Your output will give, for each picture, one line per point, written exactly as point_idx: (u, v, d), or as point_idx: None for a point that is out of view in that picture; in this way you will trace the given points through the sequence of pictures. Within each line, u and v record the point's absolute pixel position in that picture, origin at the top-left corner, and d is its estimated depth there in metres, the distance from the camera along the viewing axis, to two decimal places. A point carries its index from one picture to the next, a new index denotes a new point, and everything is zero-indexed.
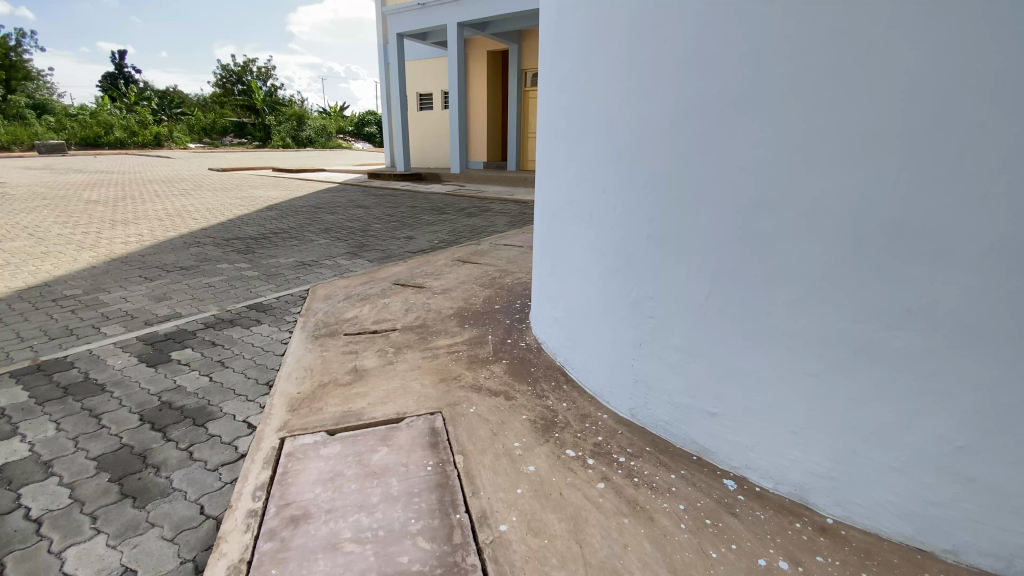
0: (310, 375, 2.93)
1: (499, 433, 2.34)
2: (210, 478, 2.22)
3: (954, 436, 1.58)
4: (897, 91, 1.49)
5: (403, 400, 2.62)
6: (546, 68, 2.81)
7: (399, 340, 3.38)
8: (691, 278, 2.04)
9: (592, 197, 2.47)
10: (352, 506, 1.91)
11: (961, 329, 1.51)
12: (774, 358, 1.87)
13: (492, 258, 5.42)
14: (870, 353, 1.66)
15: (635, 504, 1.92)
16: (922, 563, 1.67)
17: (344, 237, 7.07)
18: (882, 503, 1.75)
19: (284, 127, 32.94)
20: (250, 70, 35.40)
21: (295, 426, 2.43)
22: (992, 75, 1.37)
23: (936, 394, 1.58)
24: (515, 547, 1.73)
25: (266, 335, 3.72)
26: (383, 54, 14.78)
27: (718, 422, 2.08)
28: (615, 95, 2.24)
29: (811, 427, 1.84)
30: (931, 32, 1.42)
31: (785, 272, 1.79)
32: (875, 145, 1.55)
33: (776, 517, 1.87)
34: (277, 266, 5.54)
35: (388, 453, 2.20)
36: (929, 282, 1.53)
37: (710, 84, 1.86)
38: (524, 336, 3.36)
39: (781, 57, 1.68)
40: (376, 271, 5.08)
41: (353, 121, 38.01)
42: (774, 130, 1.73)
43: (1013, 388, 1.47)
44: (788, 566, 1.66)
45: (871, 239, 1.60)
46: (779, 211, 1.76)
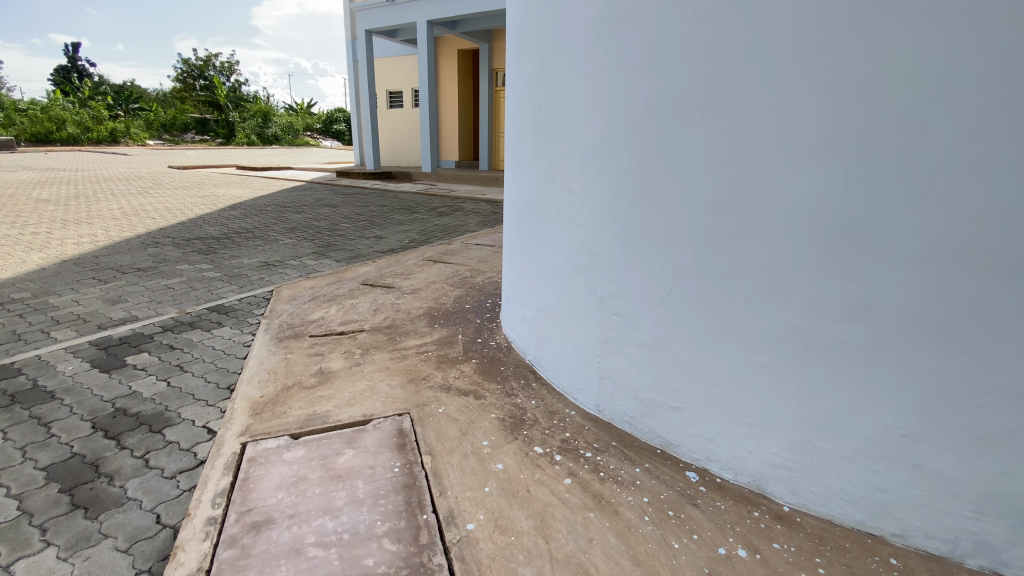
0: (274, 378, 2.86)
1: (468, 433, 2.33)
2: (168, 485, 2.14)
3: (899, 425, 1.66)
4: (845, 95, 1.56)
5: (370, 402, 2.59)
6: (513, 68, 2.82)
7: (367, 341, 3.33)
8: (653, 276, 2.09)
9: (559, 197, 2.49)
10: (317, 510, 1.88)
11: (906, 323, 1.59)
12: (731, 354, 1.93)
13: (463, 257, 5.40)
14: (819, 347, 1.74)
15: (600, 498, 1.95)
16: (872, 547, 1.75)
17: (311, 236, 6.91)
18: (834, 490, 1.82)
19: (249, 124, 31.99)
20: (212, 66, 34.33)
21: (257, 430, 2.38)
22: (929, 81, 1.44)
23: (881, 385, 1.66)
24: (481, 545, 1.73)
25: (228, 337, 3.61)
26: (352, 51, 14.59)
27: (681, 416, 2.13)
28: (580, 95, 2.26)
29: (768, 419, 1.90)
30: (874, 38, 1.49)
31: (740, 271, 1.85)
32: (824, 148, 1.62)
33: (736, 507, 1.93)
34: (240, 267, 5.39)
35: (354, 455, 2.18)
36: (872, 279, 1.61)
37: (671, 86, 1.90)
38: (494, 335, 3.37)
39: (737, 60, 1.73)
40: (344, 272, 5.00)
41: (321, 119, 37.23)
42: (732, 131, 1.78)
43: (952, 377, 1.56)
44: (746, 554, 1.71)
45: (819, 238, 1.68)
46: (737, 210, 1.82)
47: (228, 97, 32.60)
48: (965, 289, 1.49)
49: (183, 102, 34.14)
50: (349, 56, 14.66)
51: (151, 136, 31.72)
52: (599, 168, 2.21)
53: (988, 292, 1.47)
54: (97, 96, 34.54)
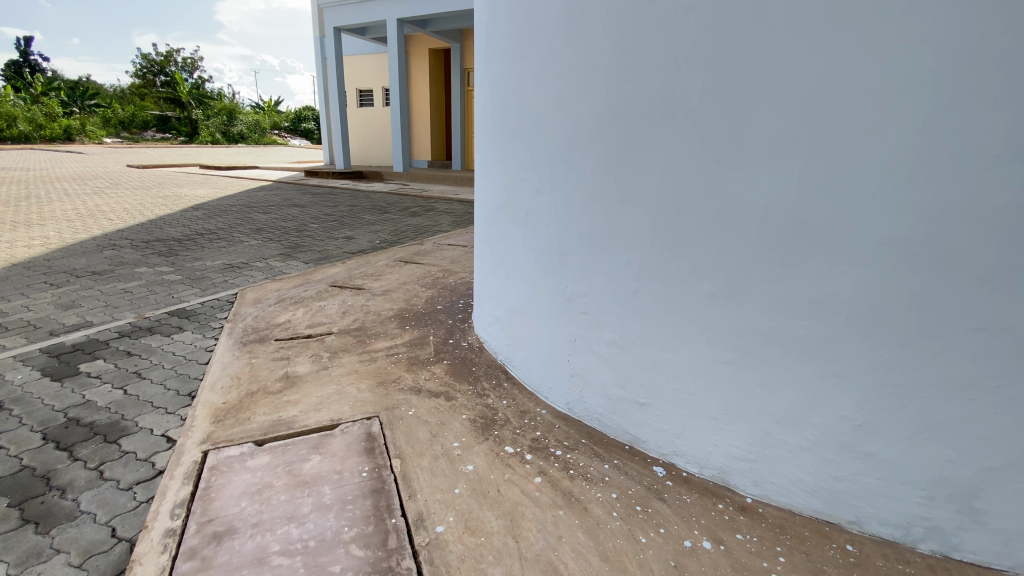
0: (237, 384, 2.78)
1: (438, 434, 2.32)
2: (124, 497, 2.06)
3: (853, 415, 1.72)
4: (798, 98, 1.62)
5: (338, 406, 2.54)
6: (481, 68, 2.81)
7: (336, 343, 3.28)
8: (620, 274, 2.12)
9: (527, 197, 2.50)
10: (282, 517, 1.83)
11: (858, 317, 1.65)
12: (696, 350, 1.97)
13: (434, 258, 5.35)
14: (778, 342, 1.79)
15: (570, 495, 1.97)
16: (830, 534, 1.81)
17: (278, 237, 6.76)
18: (794, 480, 1.88)
19: (213, 122, 30.96)
20: (174, 61, 33.30)
21: (220, 438, 2.31)
22: (878, 84, 1.50)
23: (837, 377, 1.72)
24: (451, 547, 1.72)
25: (189, 342, 3.49)
26: (320, 48, 14.34)
27: (648, 413, 2.17)
28: (546, 96, 2.27)
29: (730, 413, 1.95)
30: (825, 44, 1.55)
31: (702, 269, 1.89)
32: (780, 150, 1.67)
33: (701, 500, 1.97)
34: (204, 269, 5.23)
35: (320, 461, 2.14)
36: (827, 276, 1.67)
37: (634, 88, 1.93)
38: (466, 336, 3.35)
39: (698, 64, 1.77)
40: (312, 273, 4.90)
41: (290, 117, 36.41)
42: (694, 133, 1.81)
43: (901, 369, 1.62)
44: (710, 545, 1.75)
45: (777, 237, 1.73)
46: (699, 210, 1.86)
47: (191, 94, 31.52)
48: (913, 284, 1.56)
49: (143, 98, 32.89)
50: (317, 53, 14.40)
51: (109, 133, 30.46)
52: (567, 168, 2.23)
53: (933, 287, 1.54)
54: (49, 92, 32.99)
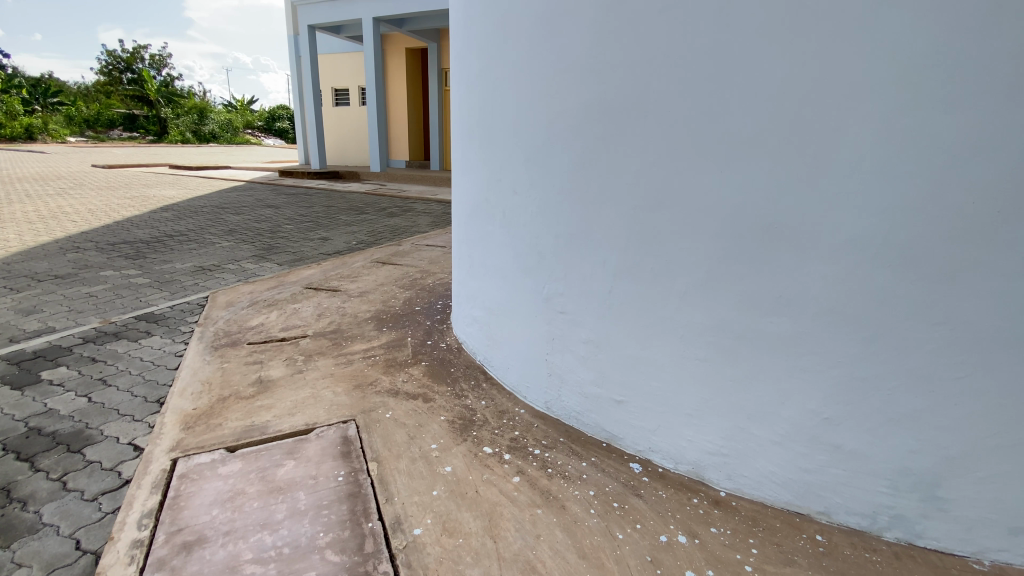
0: (208, 390, 2.71)
1: (416, 437, 2.30)
2: (89, 508, 1.99)
3: (821, 409, 1.77)
4: (765, 99, 1.66)
5: (313, 410, 2.50)
6: (457, 68, 2.81)
7: (311, 346, 3.23)
8: (596, 273, 2.14)
9: (504, 197, 2.50)
10: (255, 525, 1.80)
11: (824, 314, 1.70)
12: (671, 347, 2.00)
13: (412, 259, 5.30)
14: (750, 338, 1.83)
15: (548, 494, 1.97)
16: (800, 525, 1.85)
17: (251, 239, 6.62)
18: (766, 473, 1.92)
19: (182, 120, 30.10)
20: (141, 58, 32.37)
21: (190, 445, 2.25)
22: (839, 87, 1.55)
23: (805, 372, 1.77)
24: (428, 549, 1.71)
25: (157, 348, 3.39)
26: (294, 46, 14.12)
27: (624, 410, 2.19)
28: (521, 97, 2.28)
29: (704, 409, 1.98)
30: (790, 47, 1.59)
31: (675, 267, 1.92)
32: (749, 149, 1.71)
33: (676, 495, 2.00)
34: (173, 272, 5.09)
35: (295, 466, 2.10)
36: (795, 273, 1.71)
37: (608, 89, 1.95)
38: (444, 337, 3.33)
39: (669, 65, 1.79)
40: (287, 275, 4.82)
41: (263, 116, 35.67)
42: (666, 134, 1.84)
43: (866, 362, 1.67)
44: (686, 540, 1.78)
45: (747, 236, 1.76)
46: (671, 209, 1.88)
47: (160, 92, 30.64)
48: (875, 281, 1.61)
49: (109, 96, 31.82)
50: (291, 52, 14.16)
51: (72, 132, 29.41)
52: (542, 169, 2.24)
53: (893, 283, 1.59)
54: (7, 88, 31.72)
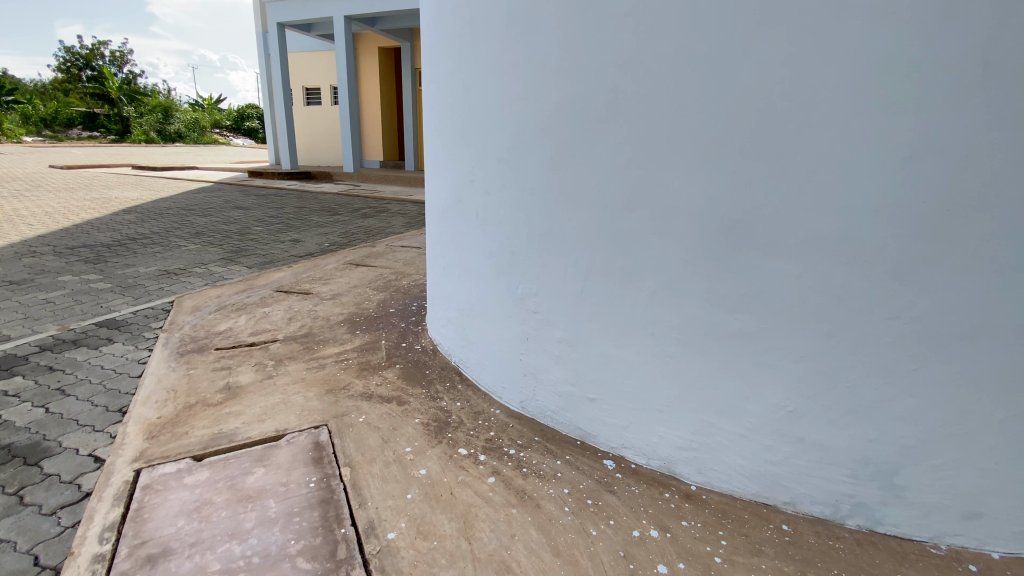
0: (173, 398, 2.64)
1: (390, 440, 2.28)
2: (47, 523, 1.91)
3: (785, 402, 1.83)
4: (728, 103, 1.69)
5: (284, 416, 2.46)
6: (428, 67, 2.79)
7: (281, 351, 3.16)
8: (568, 273, 2.16)
9: (477, 198, 2.50)
10: (223, 535, 1.75)
11: (786, 310, 1.75)
12: (642, 345, 2.03)
13: (386, 260, 5.25)
14: (716, 335, 1.87)
15: (523, 493, 1.98)
16: (767, 516, 1.90)
17: (219, 241, 6.44)
18: (734, 466, 1.97)
19: (146, 120, 29.13)
20: (100, 54, 31.24)
21: (154, 455, 2.19)
22: (798, 91, 1.60)
23: (768, 367, 1.82)
24: (402, 553, 1.70)
25: (119, 355, 3.28)
26: (263, 44, 13.82)
27: (597, 407, 2.22)
28: (493, 98, 2.28)
29: (674, 405, 2.02)
30: (750, 51, 1.64)
31: (645, 267, 1.95)
32: (713, 150, 1.75)
33: (648, 490, 2.03)
34: (137, 276, 4.93)
35: (264, 473, 2.06)
36: (758, 271, 1.76)
37: (577, 90, 1.97)
38: (419, 339, 3.31)
39: (635, 68, 1.82)
40: (256, 278, 4.71)
41: (231, 115, 34.81)
42: (633, 136, 1.87)
43: (827, 357, 1.73)
44: (657, 534, 1.81)
45: (712, 236, 1.80)
46: (639, 210, 1.92)
47: (121, 90, 29.64)
48: (834, 278, 1.67)
49: (67, 94, 30.56)
50: (260, 49, 13.84)
51: (27, 131, 28.19)
52: (513, 170, 2.25)
53: (851, 279, 1.65)
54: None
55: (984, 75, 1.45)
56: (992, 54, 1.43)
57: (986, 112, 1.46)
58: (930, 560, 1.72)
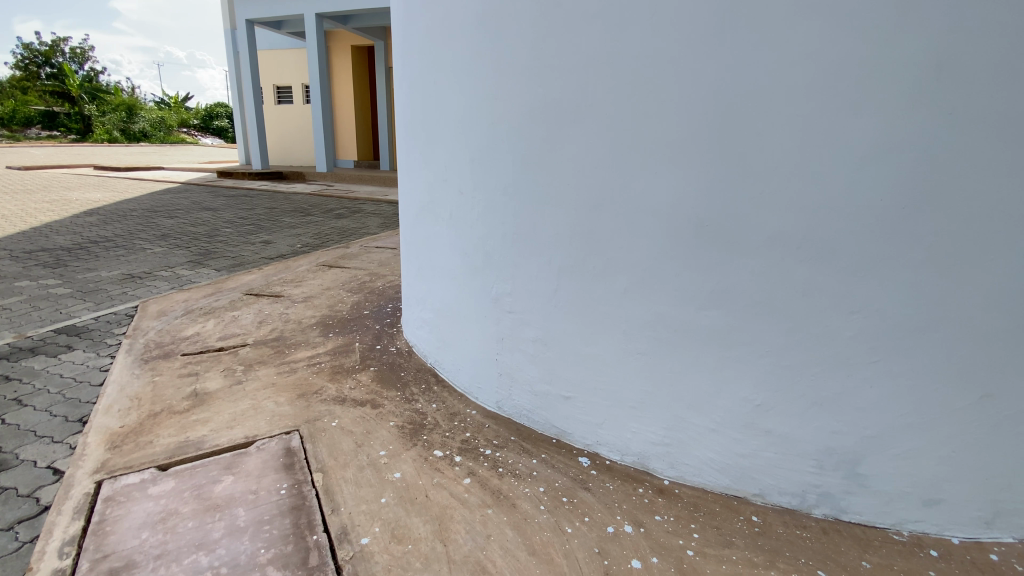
0: (137, 406, 2.55)
1: (363, 444, 2.25)
2: (2, 540, 1.82)
3: (753, 396, 1.87)
4: (695, 103, 1.72)
5: (253, 422, 2.40)
6: (400, 66, 2.75)
7: (251, 355, 3.09)
8: (542, 273, 2.16)
9: (450, 198, 2.48)
10: (189, 546, 1.71)
11: (752, 307, 1.79)
12: (614, 343, 2.05)
13: (360, 262, 5.17)
14: (686, 332, 1.90)
15: (498, 493, 1.98)
16: (738, 508, 1.94)
17: (186, 244, 6.27)
18: (705, 460, 2.01)
19: (109, 118, 28.14)
20: (59, 50, 30.11)
21: (116, 465, 2.11)
22: (761, 92, 1.64)
23: (737, 361, 1.86)
24: (376, 558, 1.68)
25: (80, 363, 3.16)
26: (232, 40, 13.50)
27: (572, 405, 2.23)
28: (464, 97, 2.27)
29: (647, 401, 2.05)
30: (715, 53, 1.67)
31: (616, 266, 1.97)
32: (682, 151, 1.77)
33: (623, 485, 2.06)
34: (98, 281, 4.76)
35: (233, 481, 2.01)
36: (724, 270, 1.80)
37: (547, 91, 1.98)
38: (394, 340, 3.27)
39: (605, 69, 1.84)
40: (225, 281, 4.60)
41: (199, 114, 33.89)
42: (603, 136, 1.89)
43: (792, 351, 1.78)
44: (631, 529, 1.83)
45: (680, 234, 1.83)
46: (611, 210, 1.93)
47: (82, 87, 28.59)
48: (798, 274, 1.71)
49: (23, 91, 29.29)
50: (228, 47, 13.50)
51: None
52: (486, 170, 2.24)
53: (814, 275, 1.70)
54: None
55: (937, 77, 1.50)
56: (944, 57, 1.49)
57: (939, 113, 1.52)
58: (892, 546, 1.78)
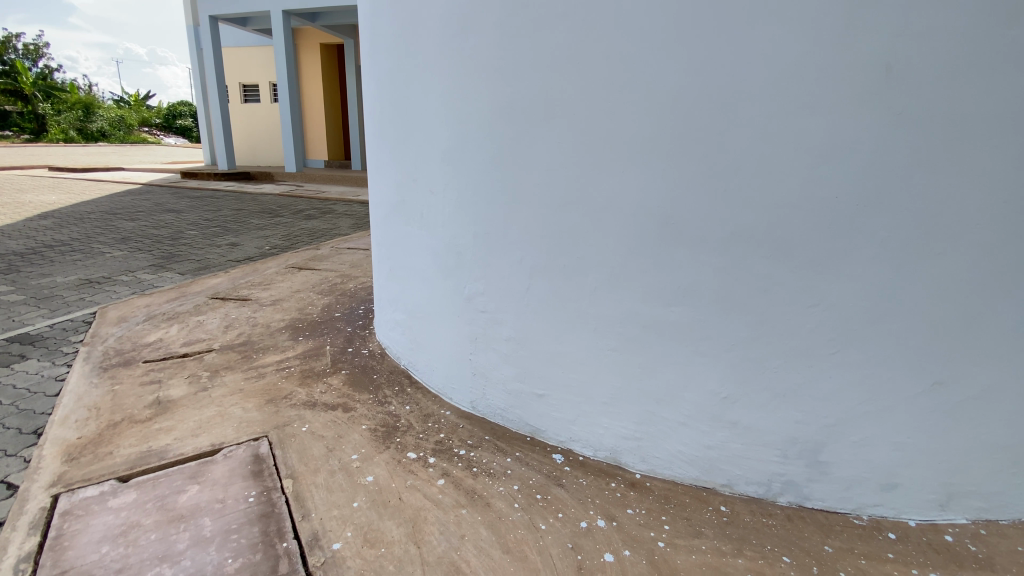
0: (96, 416, 2.46)
1: (335, 449, 2.22)
2: None
3: (720, 390, 1.91)
4: (659, 104, 1.75)
5: (220, 429, 2.34)
6: (367, 64, 2.72)
7: (217, 361, 3.01)
8: (514, 272, 2.17)
9: (420, 198, 2.47)
10: (153, 558, 1.66)
11: (718, 302, 1.83)
12: (585, 340, 2.07)
13: (331, 263, 5.09)
14: (654, 327, 1.94)
15: (473, 493, 1.98)
16: (706, 498, 1.99)
17: (148, 247, 6.07)
18: (674, 453, 2.05)
19: (64, 117, 26.95)
20: (9, 46, 28.72)
21: (74, 478, 2.03)
22: (722, 93, 1.68)
23: (704, 356, 1.90)
24: (348, 563, 1.66)
25: (34, 372, 3.02)
26: (195, 37, 13.09)
27: (545, 403, 2.25)
28: (433, 97, 2.26)
29: (617, 396, 2.08)
30: (678, 54, 1.70)
31: (587, 264, 1.99)
32: (648, 150, 1.80)
33: (595, 480, 2.08)
34: (54, 287, 4.56)
35: (199, 491, 1.96)
36: (690, 266, 1.83)
37: (515, 91, 1.98)
38: (366, 343, 3.23)
39: (572, 69, 1.85)
40: (190, 285, 4.47)
41: (162, 113, 32.80)
42: (572, 136, 1.90)
43: (756, 344, 1.83)
44: (604, 523, 1.86)
45: (648, 232, 1.86)
46: (579, 209, 1.95)
47: (34, 84, 27.34)
48: (760, 270, 1.76)
49: None
50: (191, 44, 13.09)
51: None
52: (456, 169, 2.24)
53: (775, 270, 1.75)
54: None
55: (886, 79, 1.57)
56: (893, 60, 1.55)
57: (888, 114, 1.58)
58: (853, 530, 1.85)
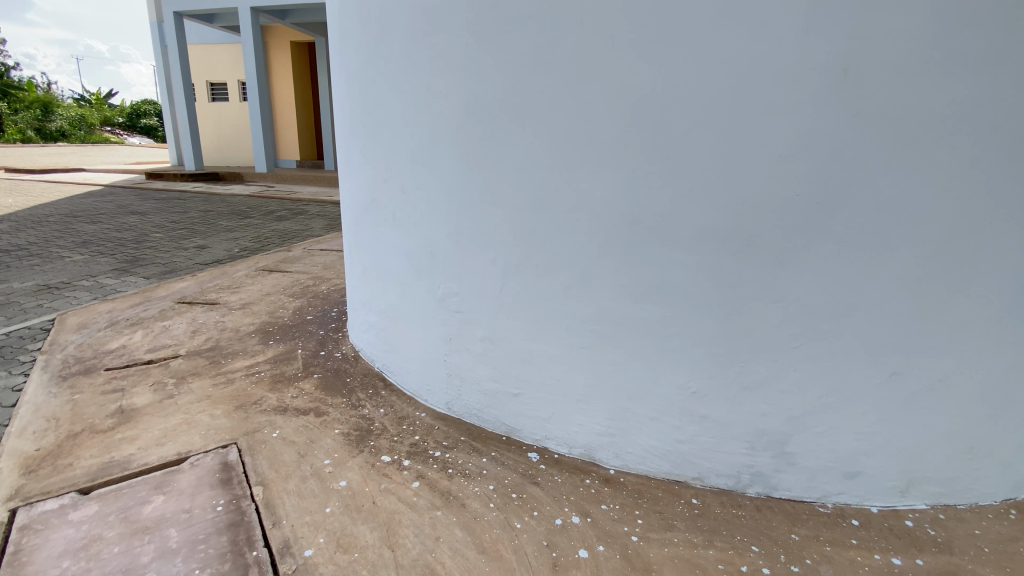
0: (54, 427, 2.37)
1: (307, 454, 2.18)
2: None
3: (690, 385, 1.95)
4: (627, 104, 1.77)
5: (186, 437, 2.28)
6: (337, 64, 2.67)
7: (183, 367, 2.93)
8: (487, 272, 2.17)
9: (392, 198, 2.44)
10: (116, 572, 1.60)
11: (687, 298, 1.86)
12: (559, 338, 2.09)
13: (303, 266, 4.99)
14: (626, 325, 1.96)
15: (448, 494, 1.98)
16: (678, 492, 2.03)
17: (111, 250, 5.86)
18: (647, 448, 2.08)
19: (20, 116, 25.82)
20: None
21: (31, 492, 1.95)
22: (689, 94, 1.70)
23: (674, 352, 1.93)
24: (321, 569, 1.63)
25: None
26: (159, 33, 12.69)
27: (520, 402, 2.25)
28: (403, 96, 2.23)
29: (591, 394, 2.10)
30: (645, 55, 1.72)
31: (559, 263, 2.00)
32: (618, 150, 1.82)
33: (570, 477, 2.10)
34: (9, 293, 4.37)
35: (164, 501, 1.90)
36: (660, 264, 1.86)
37: (485, 91, 1.98)
38: (339, 346, 3.19)
39: (541, 70, 1.86)
40: (155, 290, 4.33)
41: (125, 112, 31.72)
42: (542, 136, 1.91)
43: (723, 339, 1.87)
44: (578, 520, 1.87)
45: (619, 231, 1.88)
46: (551, 208, 1.96)
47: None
48: (728, 266, 1.80)
49: None
50: (155, 41, 12.68)
51: None
52: (428, 169, 2.22)
53: (742, 267, 1.79)
54: None
55: (843, 81, 1.62)
56: (849, 62, 1.60)
57: (847, 115, 1.63)
58: (819, 518, 1.91)
